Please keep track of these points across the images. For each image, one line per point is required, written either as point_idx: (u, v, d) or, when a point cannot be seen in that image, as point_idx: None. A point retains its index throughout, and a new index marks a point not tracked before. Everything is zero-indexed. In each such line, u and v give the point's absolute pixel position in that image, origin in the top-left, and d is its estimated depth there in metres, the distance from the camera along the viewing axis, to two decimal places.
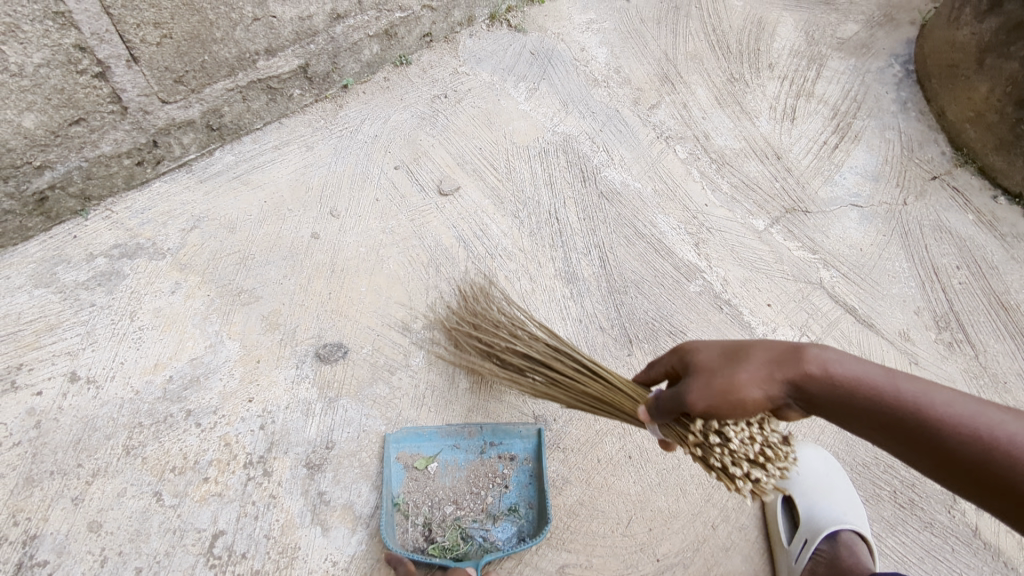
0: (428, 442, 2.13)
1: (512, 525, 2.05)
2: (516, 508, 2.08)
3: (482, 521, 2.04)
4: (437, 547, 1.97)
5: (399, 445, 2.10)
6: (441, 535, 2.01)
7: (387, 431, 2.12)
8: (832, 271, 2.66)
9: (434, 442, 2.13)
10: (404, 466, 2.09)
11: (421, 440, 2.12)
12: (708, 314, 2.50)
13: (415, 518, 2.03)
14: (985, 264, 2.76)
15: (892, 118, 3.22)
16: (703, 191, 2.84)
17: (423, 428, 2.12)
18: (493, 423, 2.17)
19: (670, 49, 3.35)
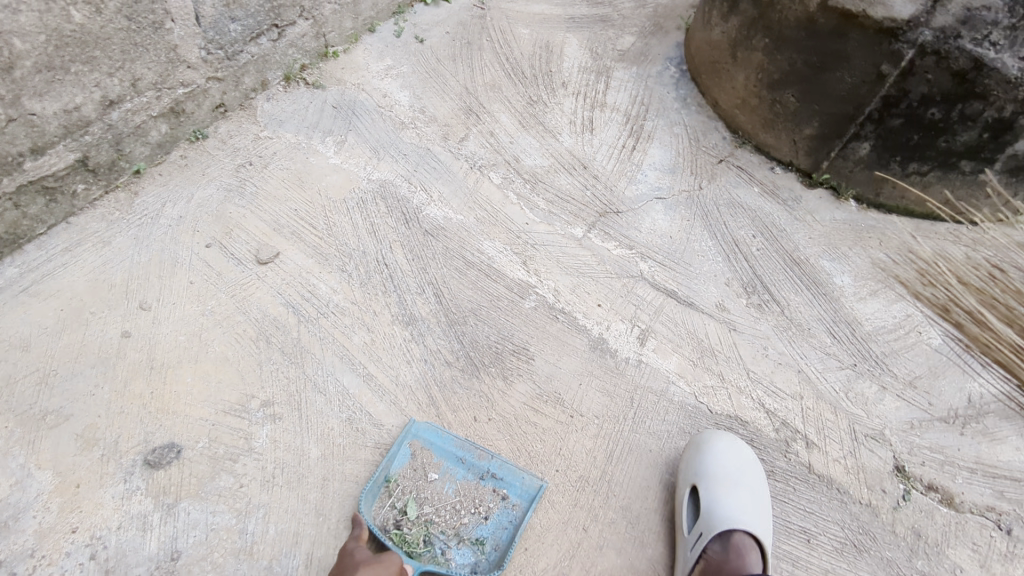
0: (444, 444, 2.23)
1: (472, 555, 2.06)
2: (483, 542, 2.09)
3: (448, 537, 2.08)
4: (399, 535, 2.04)
5: (419, 434, 2.23)
6: (409, 528, 2.07)
7: (415, 419, 2.26)
8: (649, 262, 2.88)
9: (448, 447, 2.23)
10: (411, 453, 2.20)
11: (437, 439, 2.23)
12: (546, 325, 2.60)
13: (395, 501, 2.12)
14: (774, 229, 3.12)
15: (676, 114, 3.59)
16: (522, 211, 2.98)
17: (444, 429, 2.25)
18: (505, 458, 2.23)
19: (469, 83, 3.53)
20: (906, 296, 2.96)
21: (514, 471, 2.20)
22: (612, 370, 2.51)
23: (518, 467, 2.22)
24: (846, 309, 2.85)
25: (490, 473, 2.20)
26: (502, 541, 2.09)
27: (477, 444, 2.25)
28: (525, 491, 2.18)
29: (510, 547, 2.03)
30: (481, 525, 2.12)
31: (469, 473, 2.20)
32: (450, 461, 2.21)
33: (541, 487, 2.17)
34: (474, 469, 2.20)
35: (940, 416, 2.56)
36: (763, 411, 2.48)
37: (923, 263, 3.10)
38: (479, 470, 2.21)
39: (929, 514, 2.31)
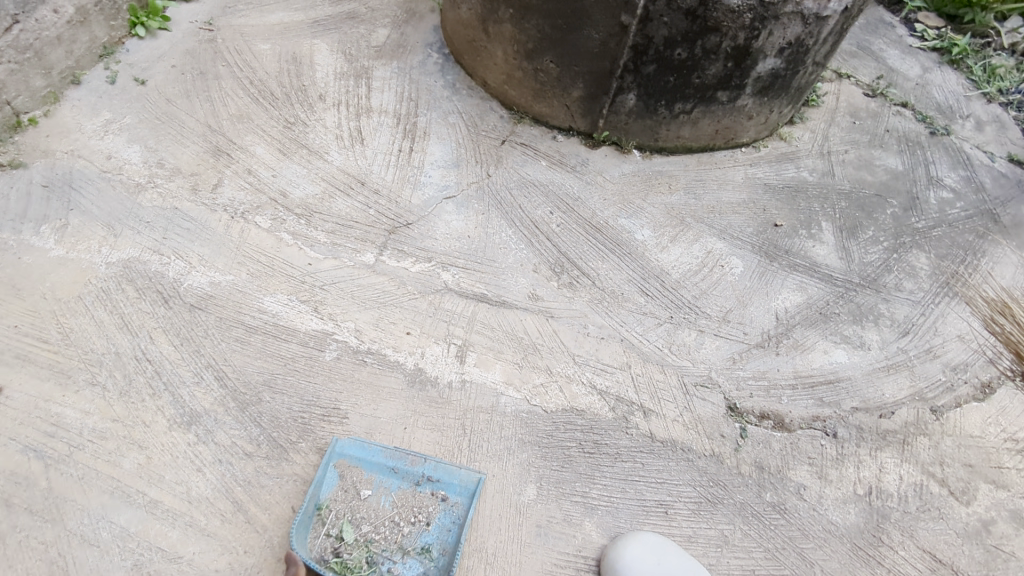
0: (372, 457, 2.14)
1: (420, 565, 2.00)
2: (429, 549, 2.03)
3: (393, 552, 2.01)
4: (340, 563, 1.95)
5: (344, 453, 2.14)
6: (349, 552, 1.99)
7: (337, 438, 2.16)
8: (451, 270, 2.69)
9: (378, 459, 2.15)
10: (340, 474, 2.11)
11: (364, 454, 2.14)
12: (354, 374, 2.35)
13: (329, 529, 2.02)
14: (569, 200, 3.06)
15: (448, 103, 3.40)
16: (301, 251, 2.66)
17: (370, 442, 2.17)
18: (438, 458, 2.17)
19: (211, 118, 3.09)
20: (703, 233, 3.03)
21: (449, 470, 2.14)
22: (434, 401, 2.31)
23: (453, 465, 2.16)
24: (652, 262, 2.86)
25: (426, 476, 2.13)
26: (448, 543, 2.04)
27: (408, 450, 2.18)
28: (464, 488, 2.13)
29: (457, 548, 1.99)
30: (424, 533, 2.05)
31: (404, 481, 2.12)
32: (382, 474, 2.13)
33: (479, 480, 2.13)
34: (408, 476, 2.13)
35: (756, 343, 2.65)
36: (596, 393, 2.41)
37: (711, 195, 3.19)
38: (414, 476, 2.13)
39: (765, 443, 2.38)
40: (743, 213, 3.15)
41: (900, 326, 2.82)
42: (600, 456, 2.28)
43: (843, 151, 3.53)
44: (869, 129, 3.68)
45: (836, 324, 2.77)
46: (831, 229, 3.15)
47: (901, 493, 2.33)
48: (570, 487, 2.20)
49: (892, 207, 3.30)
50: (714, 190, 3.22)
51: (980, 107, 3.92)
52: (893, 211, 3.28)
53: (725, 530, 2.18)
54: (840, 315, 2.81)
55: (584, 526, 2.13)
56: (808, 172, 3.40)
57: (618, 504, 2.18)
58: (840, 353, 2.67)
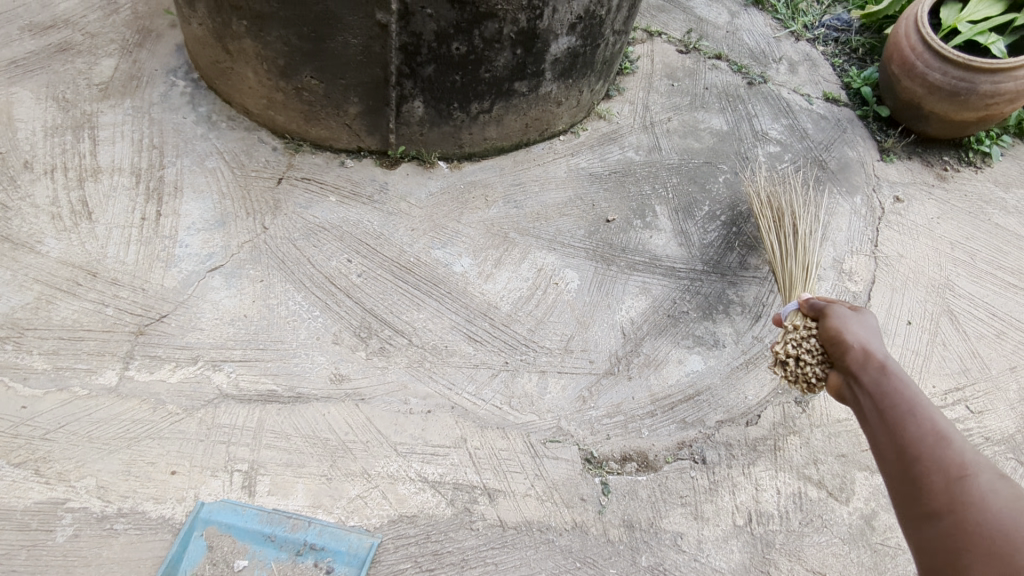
0: (245, 523, 1.84)
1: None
2: None
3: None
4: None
5: (212, 520, 1.84)
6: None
7: (206, 501, 1.88)
8: (226, 367, 2.13)
9: (252, 525, 1.85)
10: (207, 544, 1.82)
11: (236, 520, 1.85)
12: (100, 552, 1.76)
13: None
14: (369, 239, 2.56)
15: (203, 142, 2.74)
16: (9, 391, 2.00)
17: (245, 504, 1.87)
18: (326, 521, 1.88)
19: None
20: (530, 247, 2.64)
21: (337, 535, 1.85)
22: (223, 569, 1.79)
23: (343, 529, 1.87)
24: (476, 298, 2.44)
25: (308, 543, 1.84)
26: None
27: (292, 511, 1.89)
28: (353, 555, 1.84)
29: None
30: None
31: (281, 552, 1.83)
32: (257, 543, 1.83)
33: (370, 546, 1.84)
34: (287, 544, 1.84)
35: (605, 371, 2.32)
36: (428, 488, 1.98)
37: (533, 200, 2.81)
38: (294, 545, 1.84)
39: (632, 494, 2.07)
40: (571, 213, 2.79)
41: (751, 311, 2.60)
42: (442, 569, 1.85)
43: (666, 120, 3.25)
44: (689, 90, 3.42)
45: (687, 324, 2.50)
46: (666, 213, 2.87)
47: (781, 511, 2.10)
48: None
49: (724, 173, 3.08)
50: (536, 193, 2.84)
51: (791, 46, 3.79)
52: (726, 178, 3.06)
53: None
54: (690, 313, 2.54)
55: None
56: (633, 151, 3.09)
57: None
58: (696, 359, 2.40)
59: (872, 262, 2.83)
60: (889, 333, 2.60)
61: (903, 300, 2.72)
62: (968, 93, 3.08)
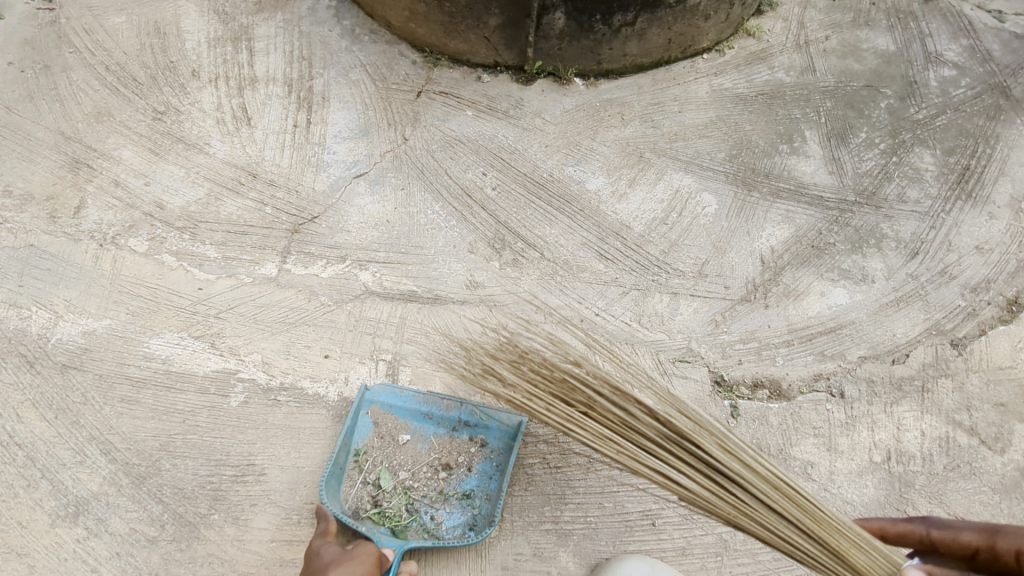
0: (404, 403, 1.97)
1: (463, 513, 1.85)
2: (472, 496, 1.88)
3: (433, 500, 1.86)
4: (377, 512, 1.81)
5: (375, 399, 1.97)
6: (388, 501, 1.84)
7: (367, 384, 1.99)
8: (371, 267, 2.26)
9: (410, 405, 1.97)
10: (373, 420, 1.95)
11: (396, 400, 1.97)
12: (266, 419, 1.99)
13: (367, 475, 1.88)
14: (504, 153, 2.57)
15: (348, 54, 2.82)
16: (187, 275, 2.23)
17: (401, 387, 1.99)
18: (475, 401, 1.99)
19: (64, 123, 2.57)
20: (666, 168, 2.56)
21: (489, 413, 1.97)
22: (390, 441, 1.93)
23: (491, 408, 1.98)
24: (608, 217, 2.41)
25: (463, 421, 1.96)
26: (491, 490, 1.88)
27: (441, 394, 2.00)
28: (504, 432, 1.95)
29: (500, 497, 1.82)
30: (465, 479, 1.90)
31: (440, 427, 1.96)
32: (418, 420, 1.97)
33: (520, 423, 1.94)
34: (444, 421, 1.96)
35: (740, 298, 2.24)
36: None
37: (672, 120, 2.70)
38: (453, 420, 1.97)
39: (762, 419, 2.03)
40: (712, 135, 2.66)
41: (907, 247, 2.39)
42: (568, 470, 1.94)
43: (823, 39, 2.97)
44: (852, 5, 3.09)
45: (832, 257, 2.35)
46: (816, 139, 2.66)
47: (924, 453, 1.99)
48: (538, 514, 1.88)
49: (886, 98, 2.80)
50: (675, 113, 2.72)
51: None
52: (888, 104, 2.78)
53: (723, 533, 1.88)
54: (836, 245, 2.38)
55: (559, 558, 1.82)
56: (783, 72, 2.86)
57: (597, 524, 1.87)
58: (840, 293, 2.27)
59: None
60: None
61: None
62: None
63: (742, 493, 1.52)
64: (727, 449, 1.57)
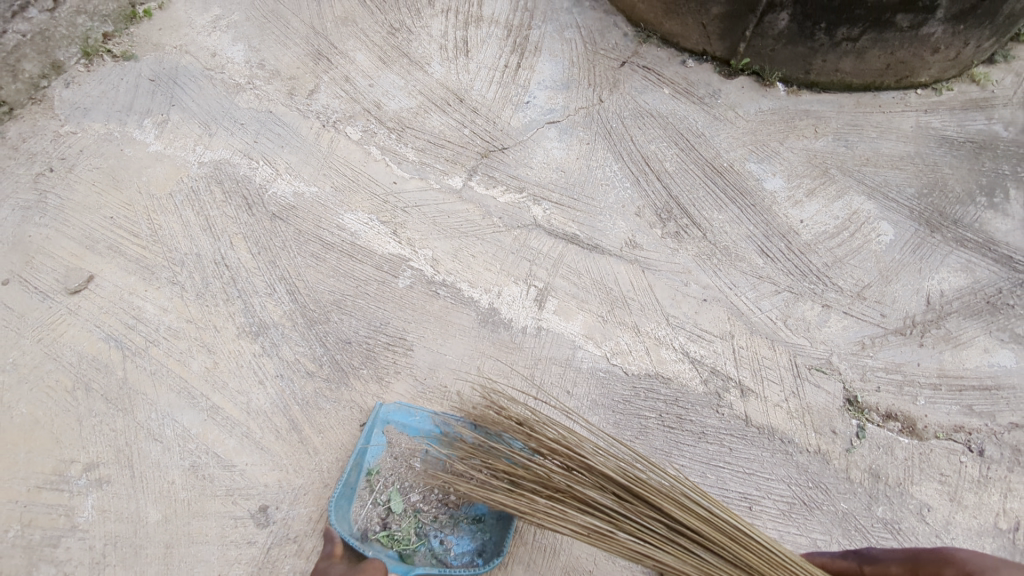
0: (417, 425, 1.95)
1: (472, 540, 1.86)
2: (482, 521, 1.88)
3: (443, 524, 1.86)
4: (386, 536, 1.83)
5: (389, 418, 1.96)
6: (398, 524, 1.85)
7: (381, 401, 1.96)
8: (544, 204, 2.43)
9: (424, 426, 1.95)
10: (385, 440, 1.94)
11: (410, 421, 1.95)
12: (426, 306, 2.20)
13: (377, 496, 1.89)
14: (691, 135, 2.65)
15: (567, 14, 3.01)
16: (388, 168, 2.50)
17: (416, 408, 1.96)
18: None
19: (317, 20, 2.95)
20: (849, 189, 2.53)
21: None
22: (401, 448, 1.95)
23: None
24: (779, 219, 2.44)
25: None
26: (502, 516, 1.87)
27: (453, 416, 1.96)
28: None
29: (510, 527, 1.81)
30: (477, 503, 1.89)
31: None
32: None
33: None
34: None
35: (895, 329, 2.20)
36: (688, 361, 2.12)
37: (867, 145, 2.66)
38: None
39: (888, 448, 1.99)
40: (906, 169, 2.60)
41: None
42: (681, 433, 2.01)
43: None
44: None
45: (1007, 318, 2.24)
46: (1021, 200, 2.53)
47: None
48: None
49: None
50: (872, 138, 2.68)
51: None
52: None
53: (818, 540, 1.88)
54: (1014, 308, 2.27)
55: None
56: (1002, 125, 2.72)
57: None
58: (1006, 355, 2.17)
59: None
60: None
61: None
62: None
63: (666, 559, 1.47)
64: (667, 495, 1.51)
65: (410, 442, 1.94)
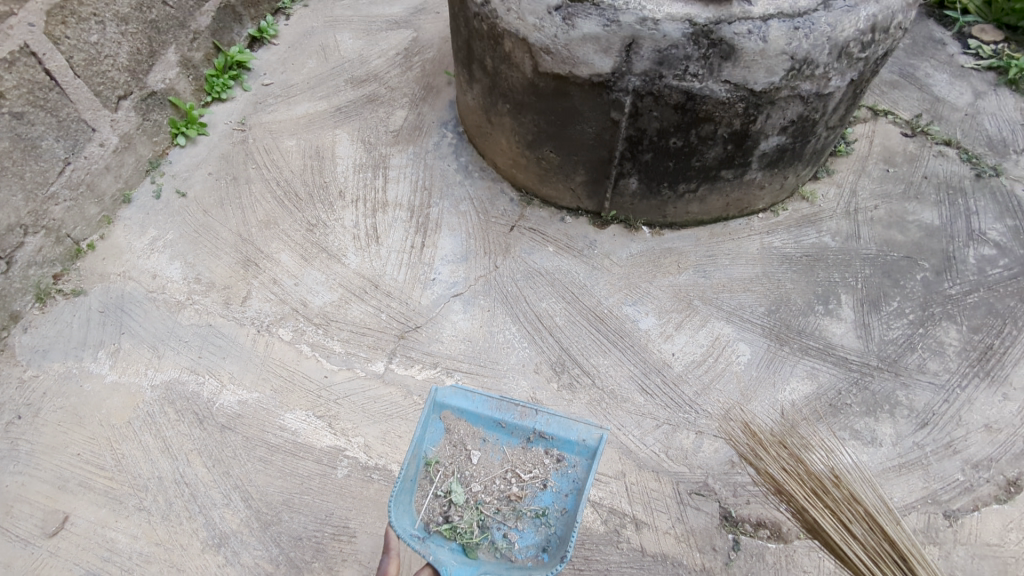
0: (476, 412, 2.34)
1: (536, 533, 2.19)
2: (547, 511, 2.22)
3: (505, 518, 2.22)
4: (450, 526, 2.16)
5: (446, 403, 2.34)
6: (460, 515, 2.19)
7: (441, 387, 2.37)
8: (455, 375, 2.84)
9: (483, 412, 2.34)
10: (447, 426, 2.34)
11: (470, 406, 2.34)
12: (363, 491, 2.56)
13: (438, 487, 2.24)
14: (575, 287, 3.12)
15: (460, 188, 3.51)
16: (318, 363, 2.88)
17: (475, 393, 2.36)
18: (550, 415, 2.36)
19: (243, 227, 3.37)
20: (710, 317, 3.01)
21: (566, 427, 2.32)
22: None
23: (567, 422, 2.33)
24: (654, 355, 2.89)
25: (536, 433, 2.33)
26: (565, 506, 2.22)
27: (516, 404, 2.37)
28: (580, 448, 2.29)
29: (575, 512, 2.16)
30: (541, 494, 2.25)
31: (513, 437, 2.33)
32: (491, 427, 2.35)
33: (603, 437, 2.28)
34: (518, 431, 2.33)
35: (757, 444, 2.64)
36: (589, 505, 2.50)
37: (721, 273, 3.16)
38: (524, 431, 2.34)
39: (760, 556, 2.39)
40: (755, 290, 3.10)
41: (918, 416, 2.71)
42: (590, 572, 2.37)
43: (872, 209, 3.39)
44: (905, 178, 3.50)
45: (847, 416, 2.71)
46: (850, 303, 3.05)
47: None
48: None
49: (923, 271, 3.15)
50: (725, 265, 3.18)
51: None
52: (924, 276, 3.13)
53: None
54: (852, 406, 2.73)
55: None
56: (829, 237, 3.28)
57: None
58: (849, 452, 2.61)
59: None
60: None
61: None
62: None
63: None
64: None
65: (468, 428, 2.33)
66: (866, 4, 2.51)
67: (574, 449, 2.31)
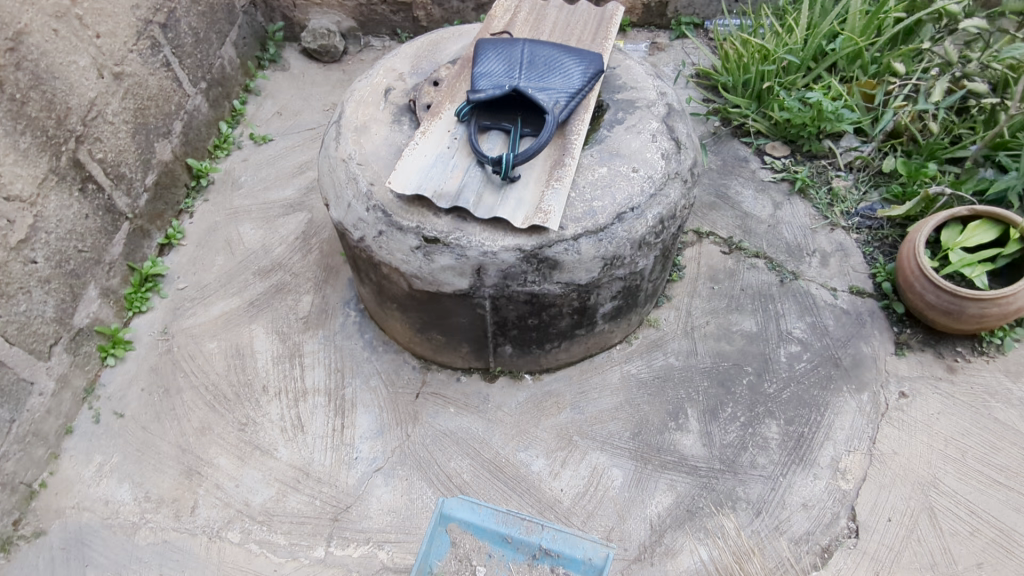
0: (482, 528, 2.88)
1: None
2: None
3: None
4: None
5: (453, 516, 2.90)
6: None
7: (448, 500, 2.92)
8: (386, 546, 3.39)
9: (488, 527, 2.88)
10: (454, 537, 2.90)
11: (476, 520, 2.89)
12: None
13: None
14: (476, 442, 3.74)
15: (369, 364, 4.10)
16: (268, 558, 3.37)
17: (481, 507, 2.90)
18: (557, 530, 2.83)
19: (181, 437, 3.83)
20: (588, 449, 3.69)
21: (571, 544, 2.80)
22: None
23: (574, 540, 2.80)
24: (546, 493, 3.54)
25: (541, 549, 2.83)
26: None
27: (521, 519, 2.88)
28: (587, 565, 2.77)
29: None
30: None
31: (518, 550, 2.88)
32: (497, 540, 2.89)
33: (608, 555, 2.74)
34: (522, 546, 2.87)
35: (634, 558, 3.31)
36: None
37: (592, 406, 3.86)
38: (528, 546, 2.86)
39: None
40: (621, 417, 3.81)
41: (755, 506, 3.46)
42: None
43: (704, 326, 4.21)
44: (727, 293, 4.36)
45: (700, 519, 3.43)
46: (695, 415, 3.81)
47: None
48: None
49: (748, 375, 3.97)
50: (594, 399, 3.89)
51: (825, 238, 4.65)
52: (748, 379, 3.95)
53: None
54: (703, 508, 3.46)
55: None
56: (674, 357, 4.07)
57: None
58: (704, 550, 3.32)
59: (867, 459, 3.61)
60: (869, 528, 3.37)
61: (888, 496, 3.48)
62: (960, 312, 3.69)
63: None
64: None
65: (473, 541, 2.89)
66: (651, 210, 3.30)
67: (579, 564, 2.78)
